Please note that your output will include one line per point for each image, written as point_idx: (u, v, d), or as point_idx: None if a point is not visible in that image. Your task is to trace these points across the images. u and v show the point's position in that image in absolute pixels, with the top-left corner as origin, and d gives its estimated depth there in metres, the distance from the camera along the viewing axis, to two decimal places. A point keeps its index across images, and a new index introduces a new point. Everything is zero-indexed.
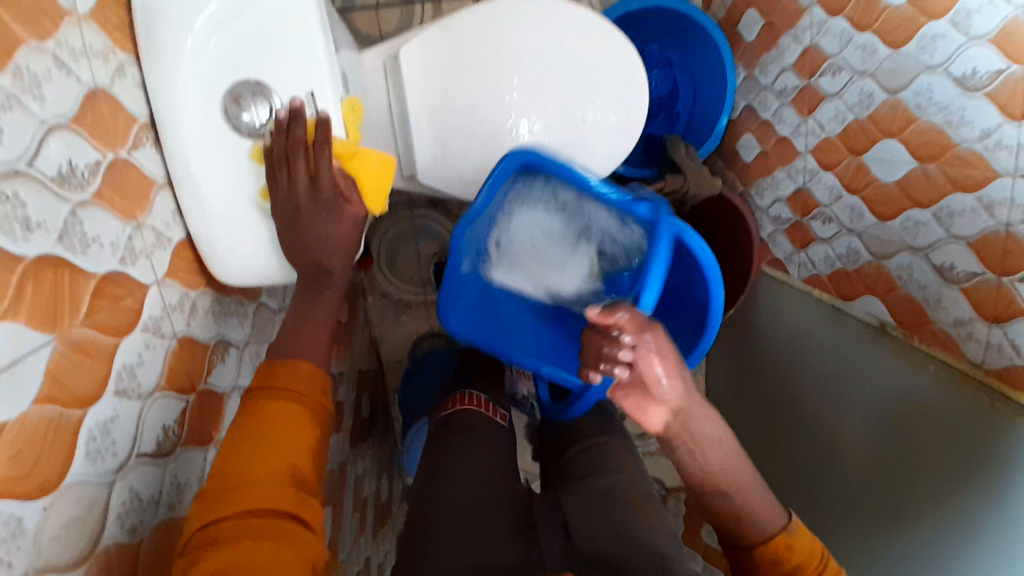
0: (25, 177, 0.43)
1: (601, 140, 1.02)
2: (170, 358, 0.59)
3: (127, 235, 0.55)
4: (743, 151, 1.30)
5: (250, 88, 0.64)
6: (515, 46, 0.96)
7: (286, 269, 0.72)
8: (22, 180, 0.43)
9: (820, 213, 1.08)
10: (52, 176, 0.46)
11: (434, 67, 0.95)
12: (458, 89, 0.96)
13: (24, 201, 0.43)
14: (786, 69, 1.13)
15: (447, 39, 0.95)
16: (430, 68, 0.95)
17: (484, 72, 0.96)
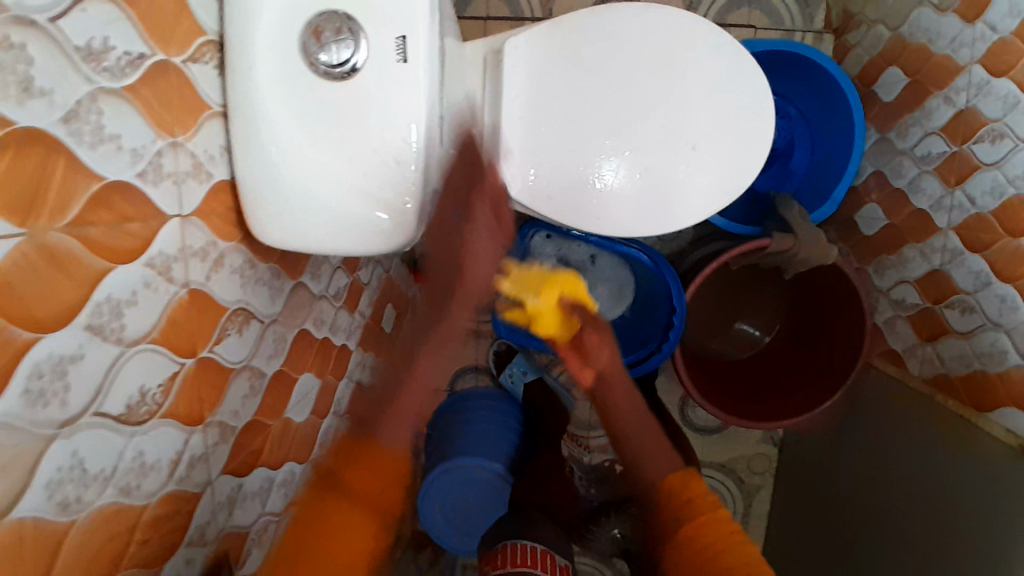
0: (43, 33, 0.34)
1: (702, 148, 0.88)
2: (173, 309, 0.47)
3: (158, 150, 0.45)
4: (862, 223, 1.12)
5: (336, 19, 0.55)
6: (639, 59, 0.87)
7: (379, 238, 0.63)
8: (37, 35, 0.34)
9: (960, 300, 0.88)
10: (79, 46, 0.37)
11: (542, 66, 0.87)
12: (566, 92, 0.87)
13: (31, 57, 0.34)
14: (931, 133, 0.95)
15: (559, 35, 0.87)
16: (537, 69, 0.87)
17: (602, 79, 0.87)
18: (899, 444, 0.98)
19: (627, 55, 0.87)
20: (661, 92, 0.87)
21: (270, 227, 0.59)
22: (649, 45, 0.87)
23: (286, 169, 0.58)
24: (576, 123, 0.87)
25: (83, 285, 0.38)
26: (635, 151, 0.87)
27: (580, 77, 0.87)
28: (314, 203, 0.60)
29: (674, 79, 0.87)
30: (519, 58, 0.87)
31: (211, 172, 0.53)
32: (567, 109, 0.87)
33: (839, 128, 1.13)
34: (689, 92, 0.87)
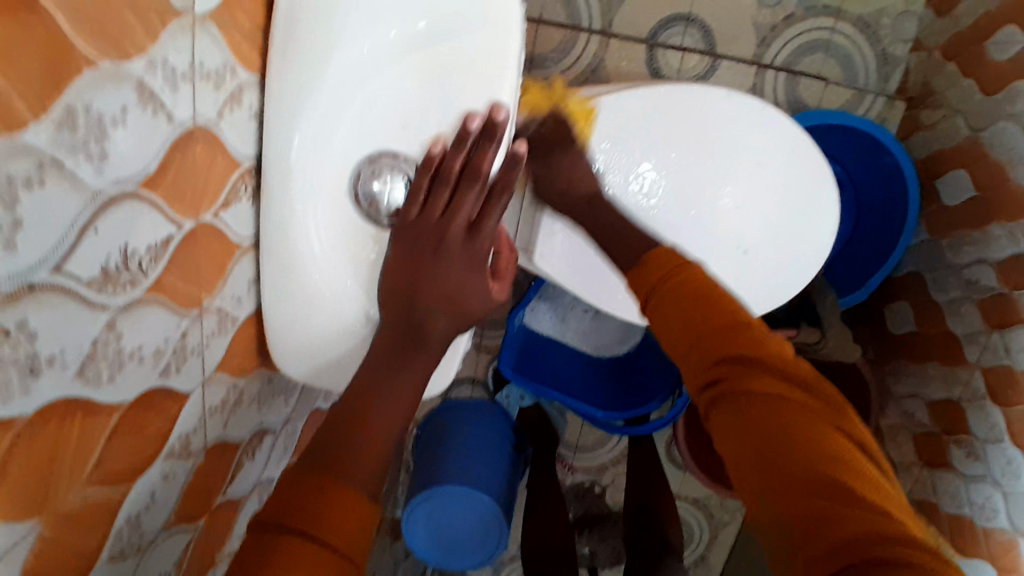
0: (47, 290, 0.28)
1: (767, 243, 0.79)
2: (191, 479, 0.46)
3: (181, 334, 0.40)
4: (891, 317, 1.08)
5: (392, 156, 0.45)
6: (718, 149, 0.75)
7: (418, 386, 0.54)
8: (41, 298, 0.28)
9: (968, 443, 0.86)
10: (90, 277, 0.31)
11: (609, 139, 0.75)
12: (629, 174, 0.76)
13: (34, 329, 0.28)
14: (984, 261, 0.88)
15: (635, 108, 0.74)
16: (602, 141, 0.75)
17: (672, 167, 0.76)
18: None
19: (702, 134, 0.75)
20: (733, 181, 0.76)
21: (296, 364, 0.52)
22: (729, 127, 0.75)
23: (318, 312, 0.49)
24: (633, 203, 0.77)
25: (101, 524, 0.37)
26: (695, 240, 0.78)
27: (645, 152, 0.75)
28: (344, 349, 0.51)
29: (750, 169, 0.76)
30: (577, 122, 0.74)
31: (238, 314, 0.48)
32: (624, 185, 0.76)
33: (891, 213, 1.06)
34: (763, 184, 0.77)
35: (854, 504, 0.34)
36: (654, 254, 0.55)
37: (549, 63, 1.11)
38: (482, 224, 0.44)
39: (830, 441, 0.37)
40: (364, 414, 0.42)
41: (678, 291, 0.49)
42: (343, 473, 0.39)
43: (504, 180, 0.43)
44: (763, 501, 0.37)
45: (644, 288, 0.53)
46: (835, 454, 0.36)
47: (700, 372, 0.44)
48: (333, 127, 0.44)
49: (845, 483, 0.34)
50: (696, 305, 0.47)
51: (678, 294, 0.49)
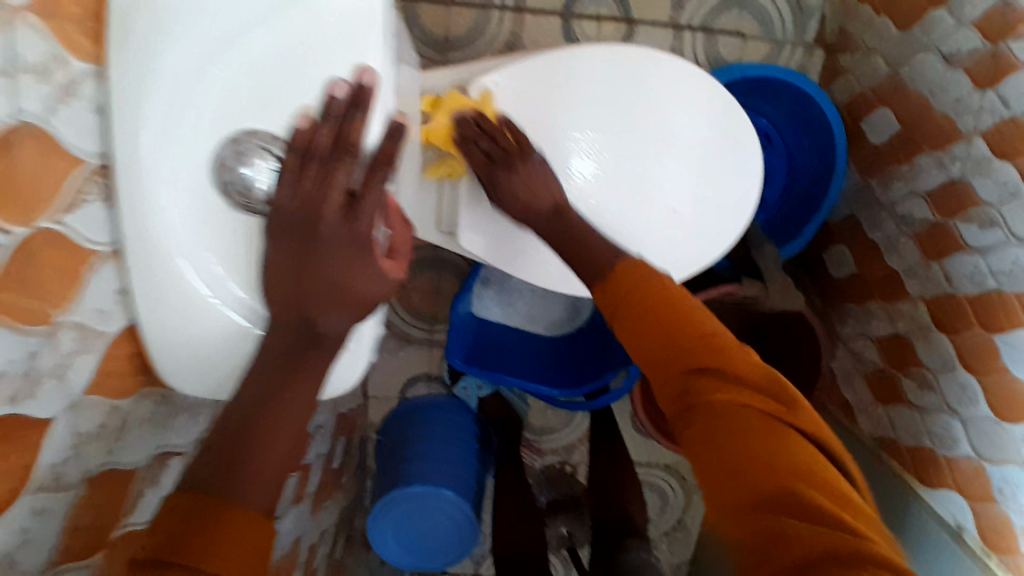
0: None
1: (712, 208, 0.75)
2: (74, 514, 0.41)
3: (30, 355, 0.36)
4: (831, 263, 1.08)
5: (257, 136, 0.41)
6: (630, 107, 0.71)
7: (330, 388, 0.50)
8: None
9: (919, 374, 0.85)
10: None
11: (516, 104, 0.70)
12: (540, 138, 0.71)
13: None
14: (915, 194, 0.88)
15: (539, 73, 0.70)
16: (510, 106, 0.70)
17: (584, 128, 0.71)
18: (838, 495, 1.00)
19: (629, 101, 0.71)
20: (668, 147, 0.72)
21: (186, 378, 0.47)
22: (652, 87, 0.71)
23: (198, 318, 0.44)
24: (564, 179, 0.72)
25: None
26: (641, 211, 0.73)
27: (573, 123, 0.70)
28: (228, 358, 0.46)
29: (682, 132, 0.72)
30: (488, 96, 0.69)
31: (106, 329, 0.43)
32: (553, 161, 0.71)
33: (820, 159, 1.05)
34: (698, 147, 0.73)
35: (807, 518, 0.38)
36: (619, 268, 0.57)
37: (464, 46, 1.06)
38: (362, 198, 0.40)
39: (752, 419, 0.44)
40: (257, 420, 0.38)
41: (666, 318, 0.51)
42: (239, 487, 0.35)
43: (386, 151, 0.40)
44: (725, 521, 0.42)
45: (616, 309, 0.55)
46: (769, 443, 0.42)
47: (668, 392, 0.48)
48: (186, 110, 0.40)
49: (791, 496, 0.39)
50: (685, 346, 0.49)
51: (666, 324, 0.51)
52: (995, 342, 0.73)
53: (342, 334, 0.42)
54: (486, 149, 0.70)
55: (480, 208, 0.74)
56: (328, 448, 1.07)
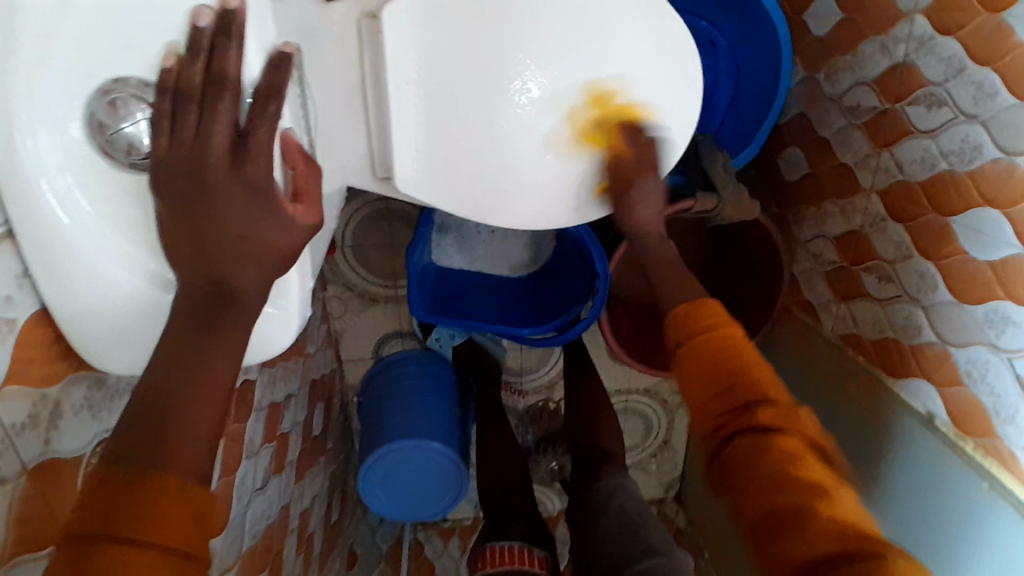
0: None
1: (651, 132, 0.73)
2: (16, 509, 0.40)
3: None
4: (784, 166, 1.08)
5: (126, 84, 0.38)
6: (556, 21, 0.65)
7: (264, 344, 0.49)
8: None
9: (878, 267, 0.86)
10: None
11: (437, 32, 0.64)
12: (466, 68, 0.66)
13: None
14: (862, 82, 0.86)
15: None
16: (431, 34, 0.65)
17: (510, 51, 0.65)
18: (809, 390, 1.01)
19: (573, 14, 0.66)
20: (608, 63, 0.68)
21: (114, 358, 0.45)
22: (597, 1, 0.66)
23: (101, 283, 0.43)
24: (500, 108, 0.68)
25: None
26: (579, 134, 0.71)
27: (508, 42, 0.65)
28: (134, 323, 0.44)
29: (622, 47, 0.68)
30: (413, 19, 0.64)
31: (13, 317, 0.41)
32: (489, 88, 0.67)
33: (763, 60, 1.03)
34: (639, 66, 0.70)
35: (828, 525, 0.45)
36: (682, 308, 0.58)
37: None
38: (250, 137, 0.37)
39: (791, 460, 0.48)
40: (178, 387, 0.37)
41: (710, 349, 0.54)
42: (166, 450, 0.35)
43: (271, 88, 0.38)
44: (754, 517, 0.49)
45: (671, 342, 0.58)
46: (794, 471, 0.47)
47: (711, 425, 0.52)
48: (41, 62, 0.37)
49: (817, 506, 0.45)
50: (725, 377, 0.52)
51: (709, 353, 0.54)
52: (953, 225, 0.73)
53: (265, 288, 0.40)
54: (411, 78, 0.66)
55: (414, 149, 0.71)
56: (306, 416, 1.06)
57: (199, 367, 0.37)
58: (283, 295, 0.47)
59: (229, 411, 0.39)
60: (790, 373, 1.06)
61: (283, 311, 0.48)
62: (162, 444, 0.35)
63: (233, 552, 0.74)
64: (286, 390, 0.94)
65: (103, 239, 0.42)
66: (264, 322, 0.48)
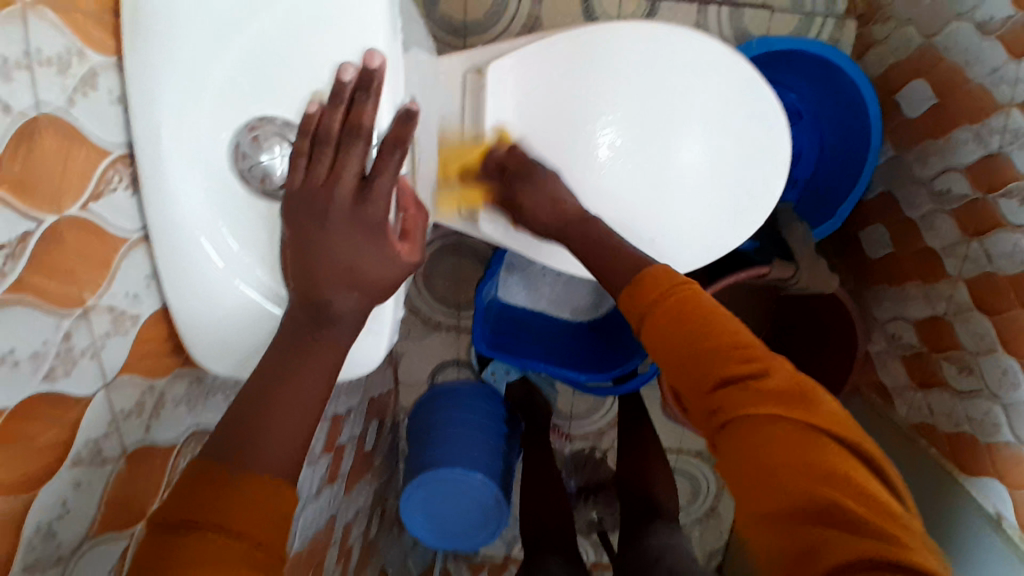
0: None
1: (732, 195, 0.74)
2: (112, 487, 0.44)
3: (64, 336, 0.38)
4: (866, 243, 1.05)
5: (272, 124, 0.43)
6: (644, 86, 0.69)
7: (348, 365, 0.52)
8: None
9: (958, 358, 0.82)
10: None
11: (534, 89, 0.70)
12: (553, 123, 0.70)
13: None
14: (953, 169, 0.84)
15: (556, 58, 0.69)
16: (529, 92, 0.70)
17: (598, 110, 0.69)
18: None
19: (661, 80, 0.69)
20: (691, 129, 0.71)
21: (214, 358, 0.49)
22: (686, 70, 0.70)
23: (220, 295, 0.47)
24: (584, 161, 0.71)
25: (6, 543, 0.35)
26: (653, 193, 0.73)
27: (595, 102, 0.69)
28: (248, 332, 0.48)
29: (707, 115, 0.70)
30: (512, 76, 0.70)
31: (138, 313, 0.46)
32: (574, 140, 0.70)
33: (852, 136, 1.02)
34: (722, 135, 0.71)
35: (854, 531, 0.37)
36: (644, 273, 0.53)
37: (483, 30, 1.04)
38: (373, 185, 0.42)
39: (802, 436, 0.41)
40: (275, 391, 0.40)
41: (677, 325, 0.48)
42: (257, 451, 0.38)
43: (396, 139, 0.41)
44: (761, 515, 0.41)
45: (636, 311, 0.52)
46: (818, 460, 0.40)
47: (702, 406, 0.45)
48: (202, 98, 0.42)
49: (840, 504, 0.38)
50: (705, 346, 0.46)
51: (676, 328, 0.48)
52: None
53: (358, 315, 0.44)
54: (503, 127, 0.71)
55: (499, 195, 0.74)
56: (360, 430, 1.09)
57: (295, 377, 0.41)
58: (373, 323, 0.50)
59: (315, 421, 0.42)
60: None
61: (371, 338, 0.51)
62: (255, 441, 0.38)
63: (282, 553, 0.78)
64: (344, 404, 0.98)
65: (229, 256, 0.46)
66: (355, 345, 0.51)
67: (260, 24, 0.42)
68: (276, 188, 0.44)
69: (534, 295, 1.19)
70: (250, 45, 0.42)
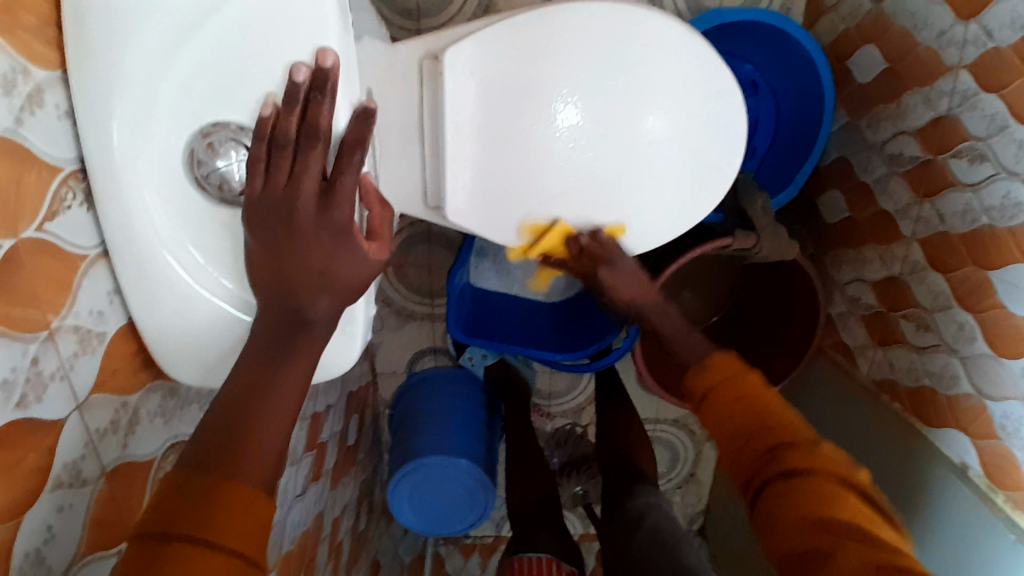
0: None
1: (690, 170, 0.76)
2: (95, 507, 0.43)
3: (31, 362, 0.37)
4: (824, 208, 1.08)
5: (228, 128, 0.42)
6: (603, 66, 0.69)
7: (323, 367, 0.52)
8: None
9: (916, 315, 0.86)
10: None
11: (494, 74, 0.68)
12: (515, 108, 0.69)
13: None
14: (904, 133, 0.86)
15: (514, 40, 0.68)
16: (489, 76, 0.69)
17: (559, 93, 0.69)
18: (838, 431, 1.00)
19: (618, 64, 0.69)
20: (652, 107, 0.71)
21: (185, 368, 0.49)
22: (642, 52, 0.70)
23: (188, 307, 0.46)
24: (548, 150, 0.72)
25: None
26: (616, 172, 0.74)
27: (556, 85, 0.69)
28: (219, 342, 0.48)
29: (667, 93, 0.71)
30: (470, 68, 0.68)
31: (104, 331, 0.45)
32: (537, 124, 0.70)
33: (806, 104, 1.04)
34: (682, 111, 0.72)
35: (859, 540, 0.46)
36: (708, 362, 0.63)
37: (436, 12, 1.02)
38: (336, 184, 0.42)
39: (808, 482, 0.50)
40: (252, 399, 0.40)
41: (729, 399, 0.58)
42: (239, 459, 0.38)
43: (354, 137, 0.42)
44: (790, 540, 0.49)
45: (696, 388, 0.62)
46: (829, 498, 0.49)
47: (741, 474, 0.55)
48: (154, 106, 0.41)
49: (850, 526, 0.47)
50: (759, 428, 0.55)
51: (731, 405, 0.58)
52: (993, 278, 0.72)
53: (332, 318, 0.44)
54: (466, 121, 0.70)
55: (464, 181, 0.74)
56: (342, 426, 1.09)
57: (273, 383, 0.41)
58: (346, 324, 0.50)
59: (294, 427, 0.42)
60: (821, 413, 1.05)
61: (345, 339, 0.51)
62: (237, 449, 0.38)
63: (273, 555, 0.78)
64: (324, 402, 0.97)
65: (192, 265, 0.45)
66: (330, 347, 0.51)
67: (207, 27, 0.41)
68: (237, 195, 0.44)
69: (506, 279, 1.20)
70: (198, 48, 0.41)
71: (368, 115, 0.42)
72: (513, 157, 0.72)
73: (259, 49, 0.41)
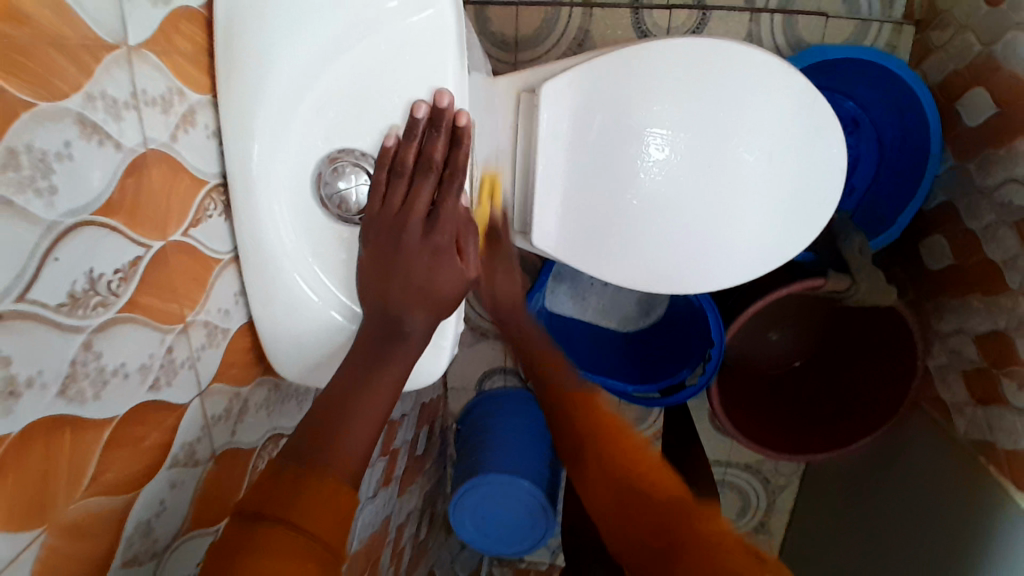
0: (19, 319, 0.31)
1: (781, 202, 0.74)
2: (201, 487, 0.47)
3: (168, 349, 0.43)
4: (926, 254, 1.02)
5: (352, 154, 0.47)
6: (696, 97, 0.70)
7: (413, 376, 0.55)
8: (15, 329, 0.31)
9: (1022, 374, 0.79)
10: (58, 302, 0.33)
11: (587, 104, 0.71)
12: (605, 135, 0.72)
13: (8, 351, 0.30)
14: (1015, 180, 0.81)
15: (609, 73, 0.71)
16: (582, 106, 0.72)
17: (649, 122, 0.71)
18: (926, 493, 0.93)
19: (703, 109, 0.70)
20: (743, 140, 0.71)
21: (292, 367, 0.53)
22: (738, 87, 0.70)
23: (299, 311, 0.51)
24: (630, 188, 0.73)
25: (111, 534, 0.39)
26: (704, 202, 0.73)
27: (647, 114, 0.71)
28: (326, 347, 0.52)
29: (759, 126, 0.71)
30: (560, 105, 0.72)
31: (228, 326, 0.50)
32: (625, 151, 0.72)
33: (910, 146, 1.00)
34: (774, 145, 0.72)
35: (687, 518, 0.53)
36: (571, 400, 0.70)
37: (535, 47, 1.07)
38: (441, 207, 0.46)
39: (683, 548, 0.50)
40: (347, 400, 0.44)
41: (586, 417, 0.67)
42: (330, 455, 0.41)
43: (451, 164, 0.46)
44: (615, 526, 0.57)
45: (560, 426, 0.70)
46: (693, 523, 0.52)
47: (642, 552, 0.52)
48: (292, 130, 0.47)
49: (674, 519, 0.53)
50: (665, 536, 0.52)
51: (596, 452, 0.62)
52: None
53: (425, 334, 0.47)
54: (554, 156, 0.74)
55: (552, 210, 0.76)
56: (413, 435, 1.13)
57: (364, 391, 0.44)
58: (439, 340, 0.54)
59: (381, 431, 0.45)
60: (909, 472, 0.98)
61: (436, 353, 0.54)
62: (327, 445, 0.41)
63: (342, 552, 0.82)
64: (400, 409, 1.02)
65: (307, 275, 0.50)
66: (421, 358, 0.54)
67: (338, 64, 0.46)
68: (355, 214, 0.48)
69: (583, 304, 1.20)
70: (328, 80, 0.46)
71: (461, 136, 0.46)
72: (596, 192, 0.74)
73: (381, 83, 0.46)
